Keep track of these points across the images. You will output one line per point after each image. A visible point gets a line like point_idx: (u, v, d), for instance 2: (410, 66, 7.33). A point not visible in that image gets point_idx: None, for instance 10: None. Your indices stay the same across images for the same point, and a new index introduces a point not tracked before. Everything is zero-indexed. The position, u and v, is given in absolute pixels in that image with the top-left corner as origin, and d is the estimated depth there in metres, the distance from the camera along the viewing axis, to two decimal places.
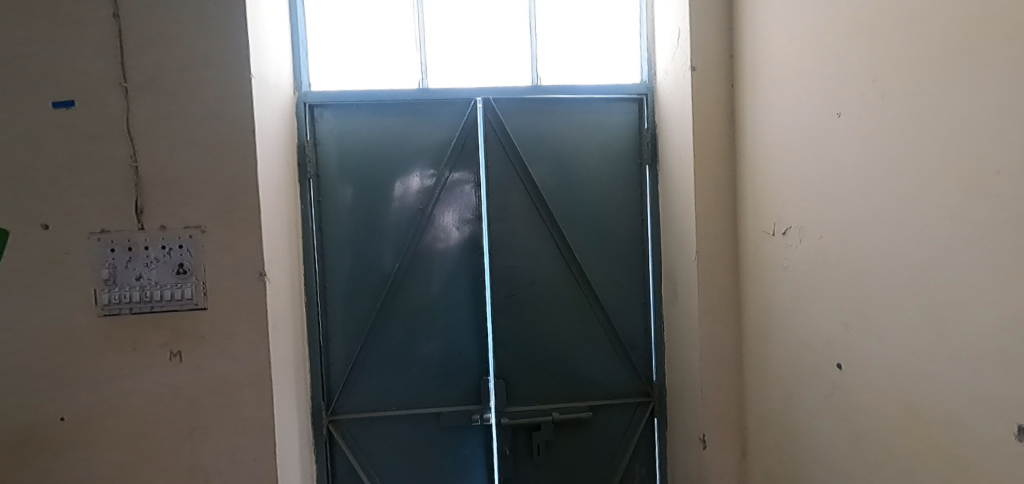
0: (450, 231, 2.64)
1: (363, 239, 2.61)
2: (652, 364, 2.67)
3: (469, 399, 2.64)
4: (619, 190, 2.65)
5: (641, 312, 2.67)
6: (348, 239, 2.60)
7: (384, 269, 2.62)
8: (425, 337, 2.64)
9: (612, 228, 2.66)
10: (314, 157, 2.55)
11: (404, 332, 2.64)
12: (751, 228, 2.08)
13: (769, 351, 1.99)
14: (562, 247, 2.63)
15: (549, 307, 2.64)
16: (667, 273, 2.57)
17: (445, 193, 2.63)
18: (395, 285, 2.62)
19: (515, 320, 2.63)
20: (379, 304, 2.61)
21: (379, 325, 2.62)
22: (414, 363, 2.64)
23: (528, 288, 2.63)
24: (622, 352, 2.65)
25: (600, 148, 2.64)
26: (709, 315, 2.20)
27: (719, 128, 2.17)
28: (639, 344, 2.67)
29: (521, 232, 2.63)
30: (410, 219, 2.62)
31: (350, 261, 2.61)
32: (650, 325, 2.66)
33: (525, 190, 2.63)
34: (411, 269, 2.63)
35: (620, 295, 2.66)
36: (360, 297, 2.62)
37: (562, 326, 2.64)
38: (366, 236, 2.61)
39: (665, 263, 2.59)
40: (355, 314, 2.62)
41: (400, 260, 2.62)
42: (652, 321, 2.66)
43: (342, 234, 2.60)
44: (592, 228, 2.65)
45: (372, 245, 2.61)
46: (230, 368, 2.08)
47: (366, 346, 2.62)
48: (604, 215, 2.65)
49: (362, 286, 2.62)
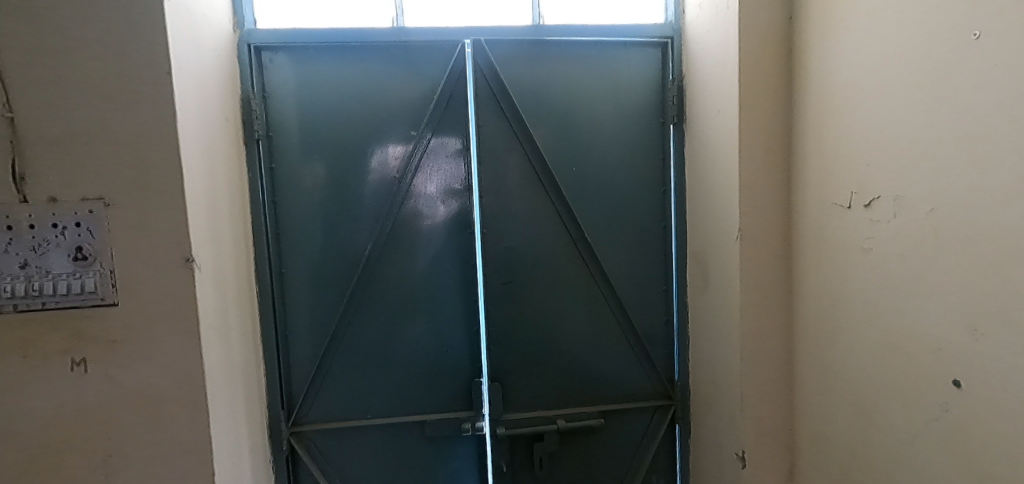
0: (434, 205, 2.18)
1: (328, 214, 2.14)
2: (673, 362, 2.28)
3: (458, 405, 2.24)
4: (636, 154, 2.20)
5: (661, 301, 2.26)
6: (310, 216, 2.14)
7: (353, 251, 2.16)
8: (405, 332, 2.21)
9: (628, 201, 2.22)
10: (263, 113, 2.07)
11: (380, 327, 2.20)
12: (812, 201, 1.64)
13: (835, 355, 1.58)
14: (568, 224, 2.20)
15: (552, 295, 2.22)
16: (693, 254, 2.14)
17: (426, 159, 2.16)
18: (368, 270, 2.17)
19: (513, 311, 2.20)
20: (348, 293, 2.17)
21: (349, 317, 2.18)
22: (392, 362, 2.21)
23: (528, 274, 2.20)
24: (639, 348, 2.26)
25: (615, 103, 2.18)
26: (753, 307, 1.78)
27: (772, 71, 1.71)
28: (657, 337, 2.27)
29: (519, 206, 2.19)
30: (384, 190, 2.15)
31: (312, 242, 2.15)
32: (671, 317, 2.27)
33: (525, 154, 2.18)
34: (386, 251, 2.18)
35: (637, 281, 2.25)
36: (325, 284, 2.17)
37: (569, 318, 2.23)
38: (332, 211, 2.14)
39: (691, 242, 2.17)
40: (319, 305, 2.17)
41: (372, 240, 2.16)
42: (674, 311, 2.26)
43: (302, 211, 2.13)
44: (605, 201, 2.21)
45: (338, 222, 2.15)
46: (153, 378, 1.63)
47: (334, 344, 2.18)
48: (619, 186, 2.21)
49: (326, 271, 2.16)
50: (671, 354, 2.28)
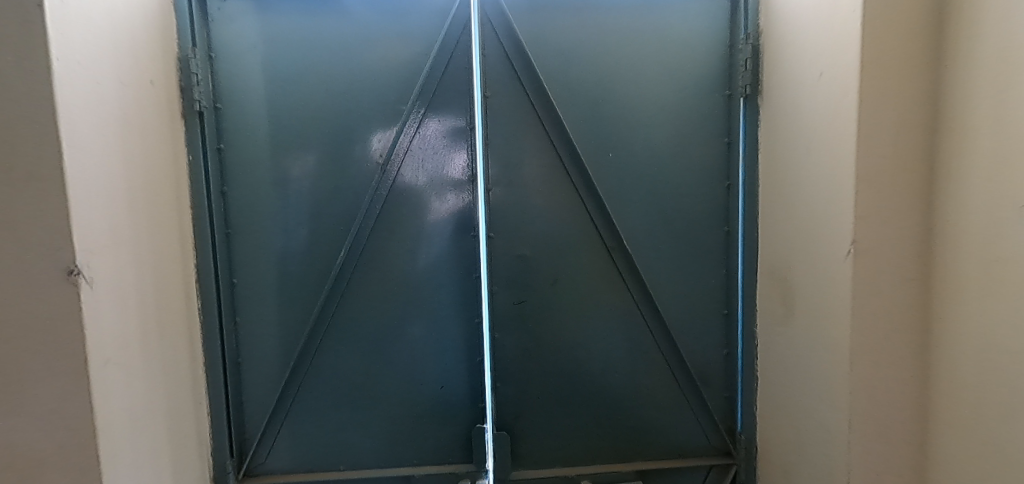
0: (428, 199, 1.70)
1: (292, 210, 1.67)
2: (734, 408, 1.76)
3: (456, 455, 1.77)
4: (693, 137, 1.68)
5: (719, 330, 1.74)
6: (270, 212, 1.67)
7: (323, 258, 1.69)
8: (390, 361, 1.74)
9: (681, 199, 1.70)
10: (208, 78, 1.60)
11: (360, 354, 1.74)
12: (977, 204, 1.10)
13: (1017, 441, 1.04)
14: (601, 227, 1.69)
15: (579, 318, 1.71)
16: (767, 270, 1.62)
17: (419, 142, 1.68)
18: (343, 282, 1.70)
19: (527, 340, 1.71)
20: (318, 311, 1.70)
21: (319, 341, 1.72)
22: (372, 400, 1.75)
23: (548, 292, 1.70)
24: (689, 389, 1.75)
25: (665, 69, 1.66)
26: (869, 352, 1.25)
27: (912, 9, 1.16)
28: (713, 375, 1.76)
29: (538, 202, 1.69)
30: (364, 181, 1.67)
31: (272, 246, 1.68)
32: (732, 350, 1.75)
33: (547, 136, 1.68)
34: (367, 258, 1.70)
35: (688, 303, 1.73)
36: (289, 300, 1.70)
37: (600, 349, 1.73)
38: (297, 206, 1.67)
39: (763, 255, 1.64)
40: (281, 324, 1.71)
41: (348, 245, 1.68)
42: (737, 343, 1.74)
43: (259, 206, 1.67)
44: (650, 198, 1.69)
45: (304, 221, 1.68)
46: (29, 434, 1.18)
47: (300, 374, 1.73)
48: (669, 178, 1.69)
49: (290, 283, 1.70)
50: (732, 398, 1.76)
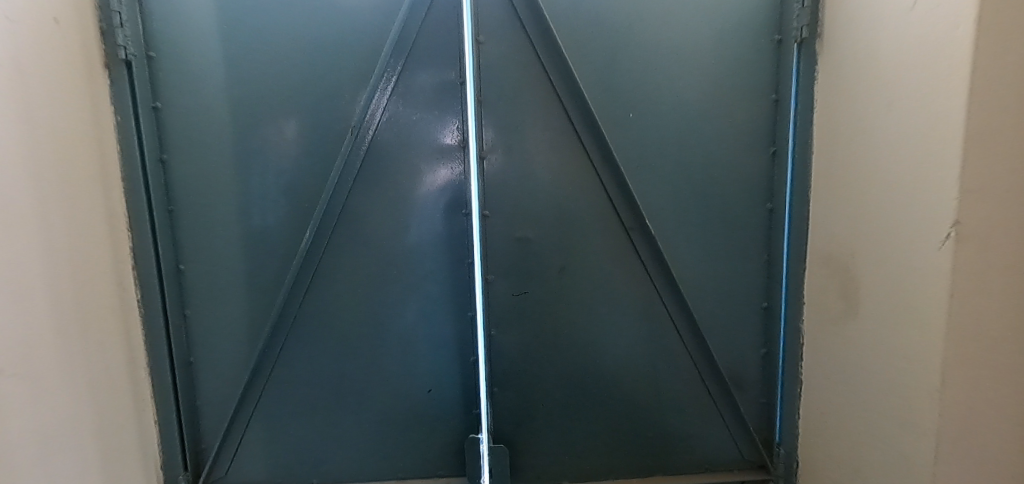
0: (410, 170, 1.41)
1: (246, 183, 1.39)
2: (771, 417, 1.50)
3: (446, 467, 1.53)
4: (732, 94, 1.38)
5: (756, 326, 1.47)
6: (220, 185, 1.39)
7: (286, 241, 1.42)
8: (368, 361, 1.48)
9: (715, 170, 1.40)
10: (136, 19, 1.30)
11: (333, 353, 1.48)
12: None
13: None
14: (618, 204, 1.40)
15: (591, 312, 1.45)
16: (819, 257, 1.34)
17: (398, 101, 1.39)
18: (310, 269, 1.43)
19: (528, 337, 1.45)
20: (281, 303, 1.44)
21: (284, 337, 1.46)
22: (349, 405, 1.51)
23: (554, 281, 1.43)
24: (718, 395, 1.50)
25: (701, 8, 1.34)
26: (963, 367, 0.98)
27: None
28: (747, 378, 1.50)
29: (543, 174, 1.40)
30: (332, 148, 1.38)
31: (225, 225, 1.41)
32: (772, 350, 1.47)
33: (553, 92, 1.38)
34: (338, 241, 1.43)
35: (721, 294, 1.46)
36: (247, 289, 1.44)
37: (615, 348, 1.47)
38: (252, 178, 1.39)
39: (813, 238, 1.36)
40: (238, 318, 1.45)
41: (314, 225, 1.40)
42: (777, 342, 1.47)
43: (207, 177, 1.39)
44: (678, 168, 1.39)
45: (261, 196, 1.40)
46: None
47: (264, 376, 1.48)
48: (702, 144, 1.39)
49: (248, 270, 1.43)
50: (769, 405, 1.50)
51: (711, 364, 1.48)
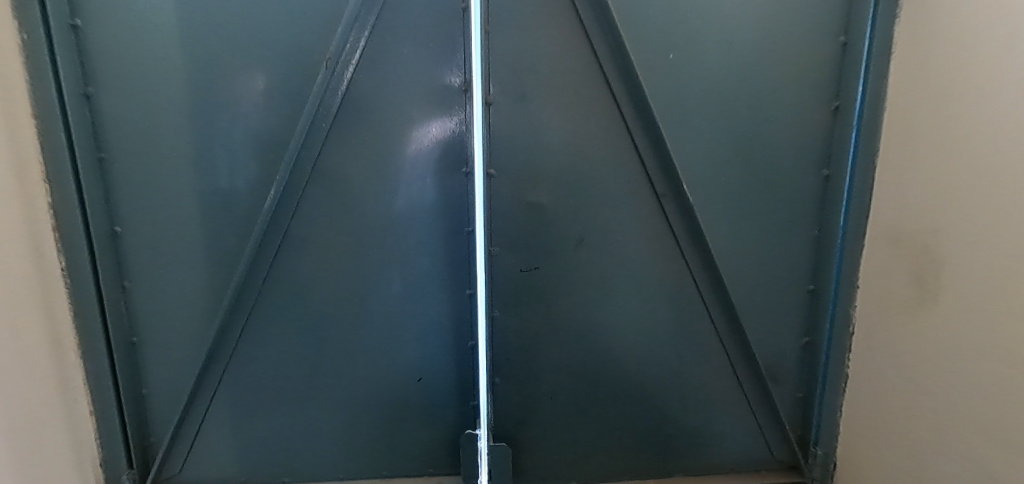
0: (400, 117, 1.16)
1: (198, 125, 1.13)
2: (809, 415, 1.32)
3: (438, 465, 1.34)
4: (793, 34, 1.13)
5: (799, 311, 1.28)
6: (163, 128, 1.13)
7: (247, 200, 1.16)
8: (348, 344, 1.26)
9: (767, 128, 1.17)
10: None
11: (306, 334, 1.25)
12: None
13: None
14: (649, 165, 1.17)
15: (612, 293, 1.23)
16: (888, 233, 1.13)
17: (385, 30, 1.12)
18: (278, 235, 1.19)
19: (537, 321, 1.23)
20: (243, 275, 1.19)
21: (247, 315, 1.23)
22: (325, 394, 1.29)
23: (570, 256, 1.20)
24: (751, 388, 1.32)
25: None
26: None
27: None
28: (784, 369, 1.31)
29: (560, 126, 1.16)
30: (302, 87, 1.12)
31: (171, 179, 1.15)
32: (816, 338, 1.28)
33: (578, 25, 1.12)
34: (312, 201, 1.18)
35: (763, 274, 1.25)
36: (201, 257, 1.19)
37: (637, 334, 1.26)
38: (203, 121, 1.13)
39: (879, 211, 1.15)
40: (189, 291, 1.21)
41: (283, 181, 1.15)
42: (824, 331, 1.27)
43: (146, 118, 1.12)
44: (723, 123, 1.16)
45: (216, 143, 1.14)
46: None
47: (223, 360, 1.25)
48: (752, 96, 1.15)
49: (201, 233, 1.18)
50: (807, 400, 1.32)
51: (745, 353, 1.29)
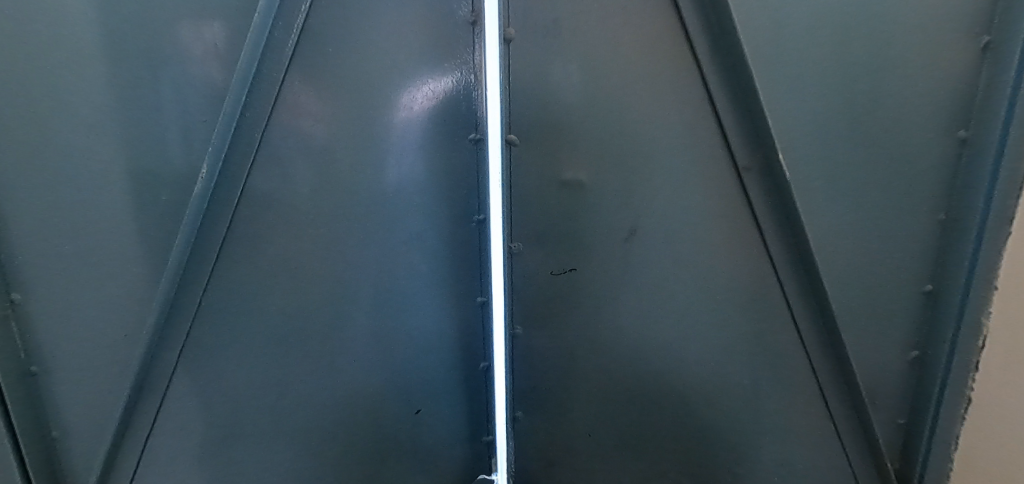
0: (388, 72, 0.86)
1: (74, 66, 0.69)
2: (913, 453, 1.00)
3: None
4: None
5: (910, 321, 0.97)
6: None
7: (160, 189, 0.75)
8: (321, 378, 0.93)
9: (892, 77, 0.85)
10: None
11: (264, 373, 0.88)
12: None
13: None
14: (729, 128, 0.83)
15: (670, 299, 0.92)
16: None
17: None
18: (215, 241, 0.79)
19: (566, 340, 0.96)
20: (164, 304, 0.78)
21: (174, 364, 0.81)
22: (293, 454, 0.93)
23: (612, 252, 0.90)
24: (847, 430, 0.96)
25: None
26: None
27: None
28: (879, 394, 1.02)
29: (601, 71, 0.83)
30: (236, 10, 0.74)
31: (24, 155, 0.68)
32: (931, 360, 0.97)
33: None
34: (262, 188, 0.81)
35: (867, 277, 0.94)
36: (93, 280, 0.75)
37: (702, 354, 0.95)
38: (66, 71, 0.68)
39: None
40: (77, 332, 0.76)
41: (217, 160, 0.77)
42: (940, 345, 0.95)
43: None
44: (824, 68, 0.84)
45: (105, 99, 0.71)
46: None
47: (140, 436, 0.81)
48: (867, 26, 0.83)
49: (91, 244, 0.74)
50: (910, 442, 1.01)
51: (849, 393, 0.94)
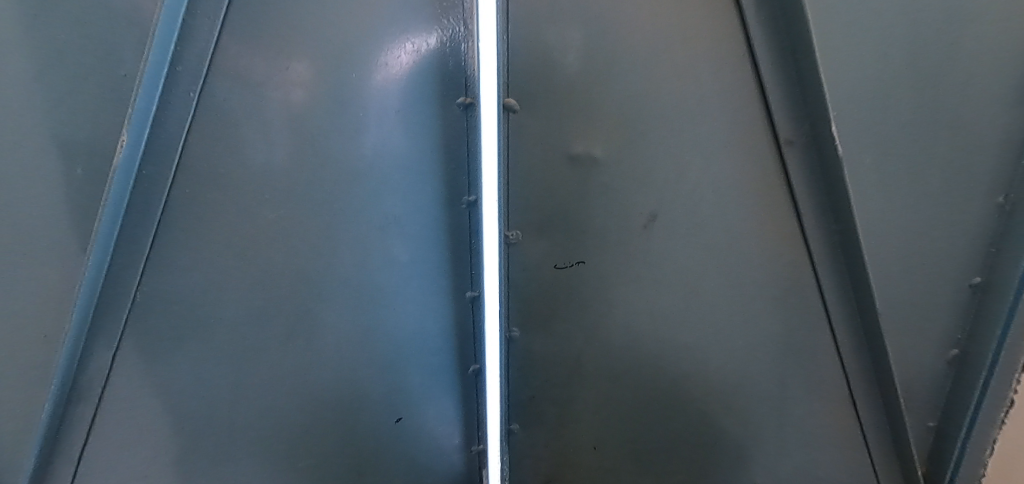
0: (352, 15, 0.67)
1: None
2: (944, 472, 0.87)
3: None
4: None
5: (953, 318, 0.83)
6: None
7: (76, 157, 0.63)
8: (287, 390, 0.78)
9: (955, 40, 0.71)
10: None
11: (215, 384, 0.74)
12: None
13: None
14: (773, 94, 0.68)
15: (694, 292, 0.79)
16: None
17: None
18: (150, 223, 0.64)
19: (570, 338, 0.83)
20: (90, 299, 0.63)
21: (109, 366, 0.67)
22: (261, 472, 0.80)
23: (630, 239, 0.77)
24: (882, 442, 0.84)
25: None
26: None
27: None
28: (914, 405, 0.88)
29: (622, 13, 0.67)
30: None
31: None
32: (971, 364, 0.83)
33: None
34: (203, 161, 0.66)
35: (913, 268, 0.81)
36: (14, 261, 0.64)
37: (729, 356, 0.83)
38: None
39: None
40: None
41: (146, 121, 0.60)
42: (988, 350, 0.80)
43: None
44: (882, 19, 0.71)
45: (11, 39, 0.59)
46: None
47: (73, 450, 0.68)
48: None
49: (4, 216, 0.63)
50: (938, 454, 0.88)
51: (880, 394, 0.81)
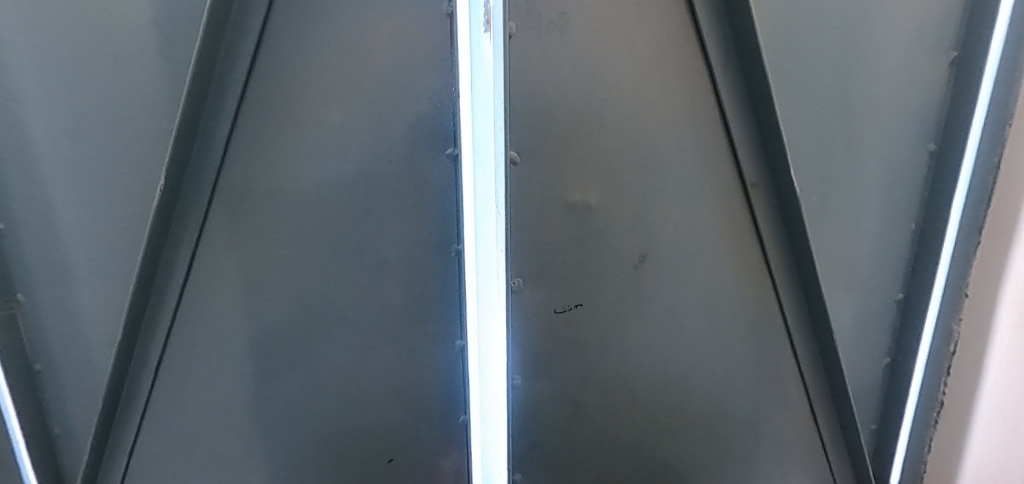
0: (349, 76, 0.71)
1: (53, 38, 0.67)
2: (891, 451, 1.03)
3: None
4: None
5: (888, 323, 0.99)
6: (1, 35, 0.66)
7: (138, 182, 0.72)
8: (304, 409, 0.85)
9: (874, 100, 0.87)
10: None
11: (240, 395, 0.82)
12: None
13: None
14: (739, 142, 0.77)
15: (680, 323, 0.84)
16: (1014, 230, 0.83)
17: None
18: (185, 247, 0.72)
19: (567, 381, 0.85)
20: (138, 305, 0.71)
21: (151, 372, 0.76)
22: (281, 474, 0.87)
23: (628, 282, 0.81)
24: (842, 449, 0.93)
25: None
26: None
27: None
28: None
29: (609, 64, 0.72)
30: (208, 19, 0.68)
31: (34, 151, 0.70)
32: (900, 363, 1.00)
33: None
34: (233, 193, 0.72)
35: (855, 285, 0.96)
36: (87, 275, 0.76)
37: (712, 382, 0.88)
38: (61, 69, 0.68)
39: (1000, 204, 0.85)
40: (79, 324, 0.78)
41: (181, 162, 0.67)
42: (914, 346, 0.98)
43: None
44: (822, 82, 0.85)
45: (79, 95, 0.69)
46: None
47: (127, 436, 0.78)
48: (857, 32, 0.83)
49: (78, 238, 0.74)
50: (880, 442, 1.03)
51: (835, 405, 0.91)
